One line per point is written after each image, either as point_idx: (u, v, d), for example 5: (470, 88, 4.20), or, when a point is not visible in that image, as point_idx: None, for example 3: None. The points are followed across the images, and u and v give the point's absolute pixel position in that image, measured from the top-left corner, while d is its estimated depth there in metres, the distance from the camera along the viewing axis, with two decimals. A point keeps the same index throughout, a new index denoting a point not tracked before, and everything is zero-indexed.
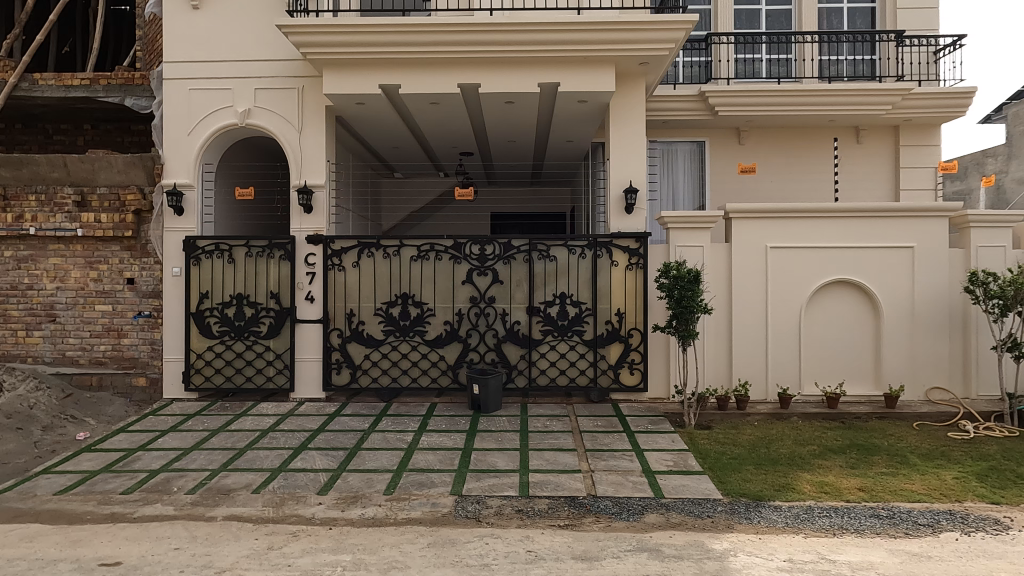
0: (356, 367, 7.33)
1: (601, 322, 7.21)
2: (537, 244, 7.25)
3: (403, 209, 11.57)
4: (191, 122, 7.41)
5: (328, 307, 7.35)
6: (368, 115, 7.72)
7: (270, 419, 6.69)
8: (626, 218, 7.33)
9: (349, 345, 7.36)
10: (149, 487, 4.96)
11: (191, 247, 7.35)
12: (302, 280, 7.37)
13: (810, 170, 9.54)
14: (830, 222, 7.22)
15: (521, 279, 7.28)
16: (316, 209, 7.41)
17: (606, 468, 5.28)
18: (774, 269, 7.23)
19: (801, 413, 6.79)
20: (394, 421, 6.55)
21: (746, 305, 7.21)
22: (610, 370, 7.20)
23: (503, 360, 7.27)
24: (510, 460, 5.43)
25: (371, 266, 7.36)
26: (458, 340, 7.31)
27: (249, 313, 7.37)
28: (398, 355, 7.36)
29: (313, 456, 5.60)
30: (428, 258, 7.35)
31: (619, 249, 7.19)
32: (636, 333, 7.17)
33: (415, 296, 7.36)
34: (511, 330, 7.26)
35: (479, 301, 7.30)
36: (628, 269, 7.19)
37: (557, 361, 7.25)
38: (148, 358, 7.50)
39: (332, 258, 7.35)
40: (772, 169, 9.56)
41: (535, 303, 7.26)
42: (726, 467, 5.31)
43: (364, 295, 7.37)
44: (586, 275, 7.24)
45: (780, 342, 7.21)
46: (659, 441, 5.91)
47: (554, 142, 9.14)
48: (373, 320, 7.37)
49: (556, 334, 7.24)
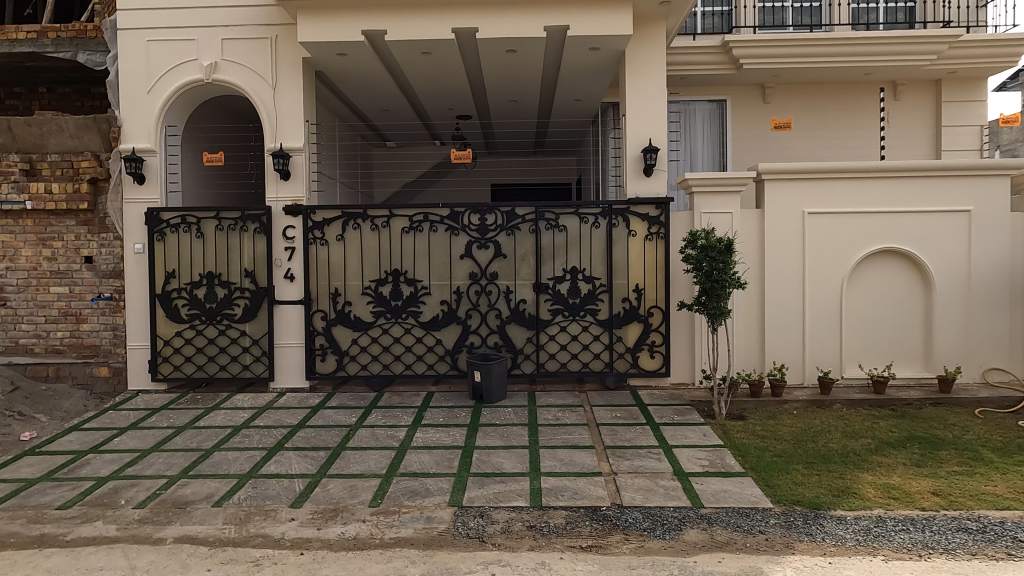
0: (343, 354, 6.54)
1: (617, 300, 6.41)
2: (544, 213, 6.42)
3: (397, 181, 10.71)
4: (151, 79, 6.53)
5: (310, 286, 6.55)
6: (352, 69, 6.83)
7: (245, 413, 5.92)
8: (645, 181, 6.46)
9: (335, 328, 6.56)
10: (93, 500, 4.20)
11: (154, 220, 6.51)
12: (280, 256, 6.54)
13: (842, 132, 8.66)
14: (877, 184, 6.36)
15: (526, 253, 6.46)
16: (293, 176, 6.55)
17: (631, 470, 4.50)
18: (813, 238, 6.39)
19: (844, 399, 6.01)
20: (385, 415, 5.78)
21: (781, 278, 6.40)
22: (628, 354, 6.43)
23: (507, 344, 6.47)
24: (518, 462, 4.66)
25: (358, 239, 6.54)
26: (456, 322, 6.51)
27: (221, 294, 6.57)
28: (389, 339, 6.57)
29: (290, 459, 4.83)
30: (421, 230, 6.51)
31: (636, 217, 6.37)
32: (657, 312, 6.38)
33: (408, 274, 6.55)
34: (516, 311, 6.45)
35: (480, 278, 6.48)
36: (647, 239, 6.38)
37: (568, 345, 6.46)
38: (111, 345, 6.71)
39: (313, 231, 6.52)
40: (800, 130, 8.68)
41: (543, 280, 6.44)
42: (771, 468, 4.53)
43: (351, 273, 6.56)
44: (600, 246, 6.42)
45: (819, 320, 6.41)
46: (690, 435, 5.13)
47: (560, 100, 8.25)
48: (361, 300, 6.56)
49: (568, 314, 6.43)
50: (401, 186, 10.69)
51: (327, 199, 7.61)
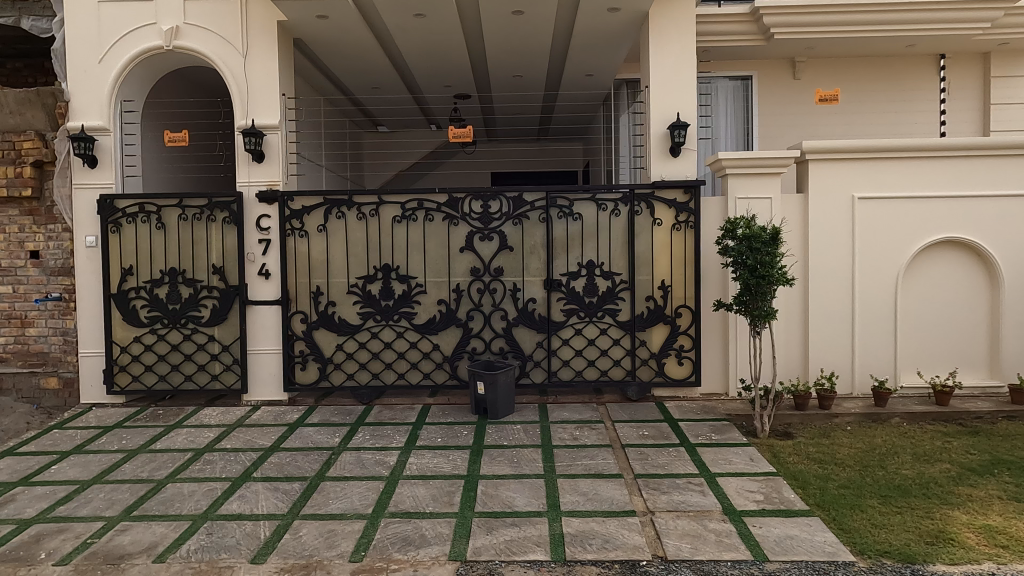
0: (326, 361, 5.72)
1: (639, 299, 5.61)
2: (556, 199, 5.59)
3: (389, 168, 9.91)
4: (104, 46, 5.65)
5: (288, 284, 5.72)
6: (335, 36, 5.99)
7: (211, 433, 5.09)
8: (672, 162, 5.64)
9: (317, 332, 5.73)
10: (5, 554, 3.37)
11: (107, 208, 5.66)
12: (254, 249, 5.71)
13: (880, 111, 7.84)
14: (940, 163, 5.53)
15: (536, 245, 5.64)
16: (267, 158, 5.71)
17: (670, 509, 3.69)
18: (864, 227, 5.58)
19: (904, 412, 5.21)
20: (373, 434, 4.96)
21: (826, 273, 5.59)
22: (652, 360, 5.63)
23: (514, 349, 5.65)
24: (532, 497, 3.85)
25: (342, 230, 5.70)
26: (456, 324, 5.68)
27: (186, 293, 5.72)
28: (379, 345, 5.74)
29: (257, 493, 4.01)
30: (415, 219, 5.67)
31: (662, 204, 5.56)
32: (685, 313, 5.58)
33: (400, 269, 5.72)
34: (524, 312, 5.62)
35: (483, 274, 5.65)
36: (674, 229, 5.57)
37: (584, 350, 5.65)
38: (61, 353, 5.87)
39: (290, 221, 5.68)
40: (834, 110, 7.85)
41: (555, 276, 5.62)
42: (842, 505, 3.72)
43: (334, 268, 5.72)
44: (620, 237, 5.60)
45: (872, 321, 5.60)
46: (734, 460, 4.33)
47: (569, 73, 7.42)
48: (347, 300, 5.73)
49: (583, 314, 5.61)
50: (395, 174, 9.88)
51: (309, 185, 6.80)
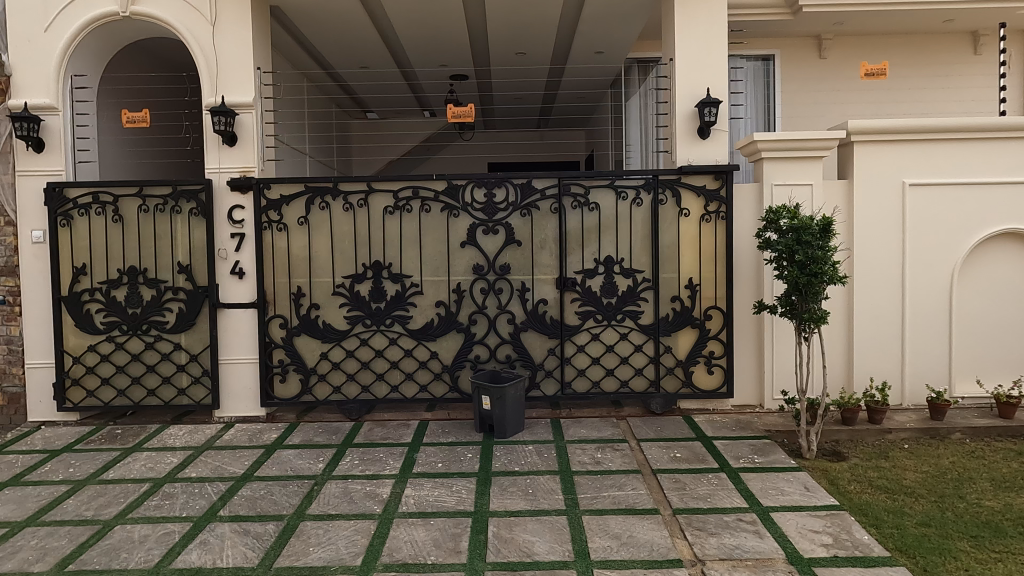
0: (309, 372, 5.04)
1: (664, 299, 4.97)
2: (569, 186, 4.93)
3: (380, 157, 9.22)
4: (49, 12, 4.91)
5: (265, 285, 5.02)
6: (317, 4, 5.29)
7: (175, 457, 4.40)
8: (701, 145, 4.98)
9: (298, 339, 5.05)
10: None
11: (56, 198, 4.93)
12: (225, 245, 5.00)
13: (912, 93, 7.22)
14: (1002, 145, 4.90)
15: (547, 239, 4.98)
16: (241, 141, 5.00)
17: (723, 557, 3.05)
18: (917, 219, 4.95)
19: (966, 427, 4.60)
20: (364, 458, 4.29)
21: (873, 269, 4.96)
22: (678, 369, 4.99)
23: (523, 357, 4.99)
24: (555, 541, 3.20)
25: (327, 223, 5.01)
26: (456, 329, 5.01)
27: (148, 295, 5.00)
28: (370, 353, 5.06)
29: (223, 538, 3.32)
30: (409, 210, 4.99)
31: (689, 192, 4.92)
32: (715, 315, 4.96)
33: (392, 267, 5.03)
34: (534, 314, 4.96)
35: (487, 272, 4.98)
36: (704, 220, 4.93)
37: (602, 358, 5.01)
38: (5, 364, 5.15)
39: (267, 212, 4.98)
40: (863, 91, 7.21)
41: (569, 274, 4.97)
42: (929, 549, 3.09)
43: (318, 266, 5.04)
44: (642, 230, 4.96)
45: (926, 324, 4.98)
46: (787, 490, 3.69)
47: (577, 51, 6.73)
48: (332, 302, 5.04)
49: (601, 317, 4.96)
50: (385, 164, 9.19)
51: (289, 173, 6.11)
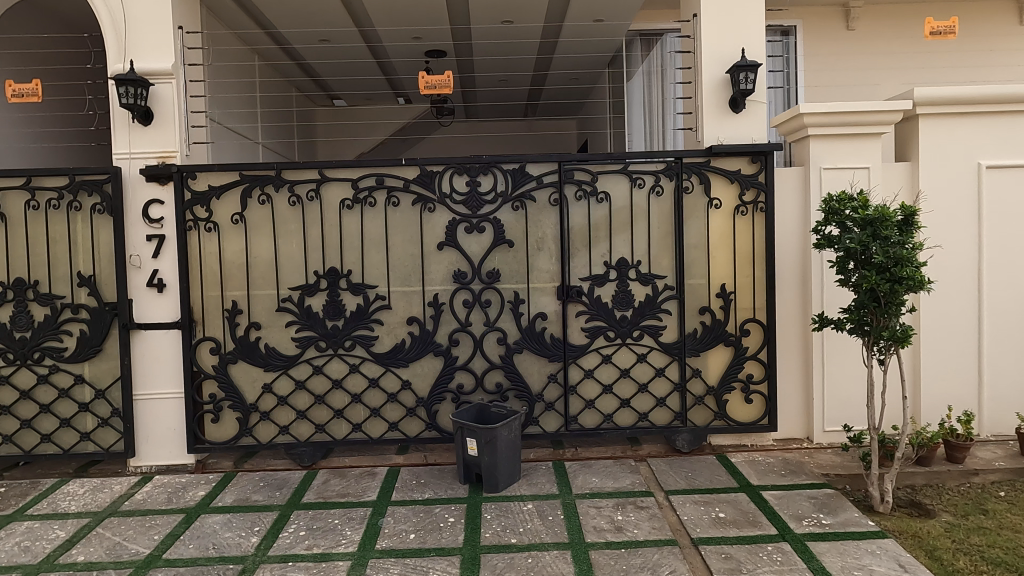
0: (249, 410, 4.02)
1: (690, 312, 4.03)
2: (572, 172, 3.95)
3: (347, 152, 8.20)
4: None
5: (191, 301, 3.99)
6: None
7: (64, 529, 3.34)
8: (733, 120, 4.04)
9: (236, 368, 4.03)
10: None
11: None
12: (140, 250, 3.96)
13: (970, 63, 6.12)
14: None
15: (544, 238, 4.01)
16: (158, 119, 3.96)
17: None
18: (997, 210, 4.05)
19: None
20: (313, 528, 3.27)
21: (946, 272, 4.04)
22: (708, 398, 4.05)
23: (517, 385, 4.01)
24: None
25: (270, 222, 4.00)
26: (433, 352, 4.01)
27: (41, 315, 3.94)
28: (326, 383, 4.05)
29: None
30: (372, 204, 3.98)
31: (721, 178, 3.98)
32: (753, 330, 4.03)
33: (352, 275, 4.02)
34: (530, 333, 3.98)
35: (471, 281, 3.99)
36: (738, 213, 4.00)
37: (615, 386, 4.05)
38: None
39: (191, 208, 3.95)
40: (914, 57, 6.08)
41: (572, 281, 4.00)
42: None
43: (258, 276, 4.02)
44: (662, 225, 4.01)
45: (1010, 338, 4.08)
46: (879, 572, 2.73)
47: (573, 19, 5.72)
48: (277, 321, 4.02)
49: (614, 335, 4.00)
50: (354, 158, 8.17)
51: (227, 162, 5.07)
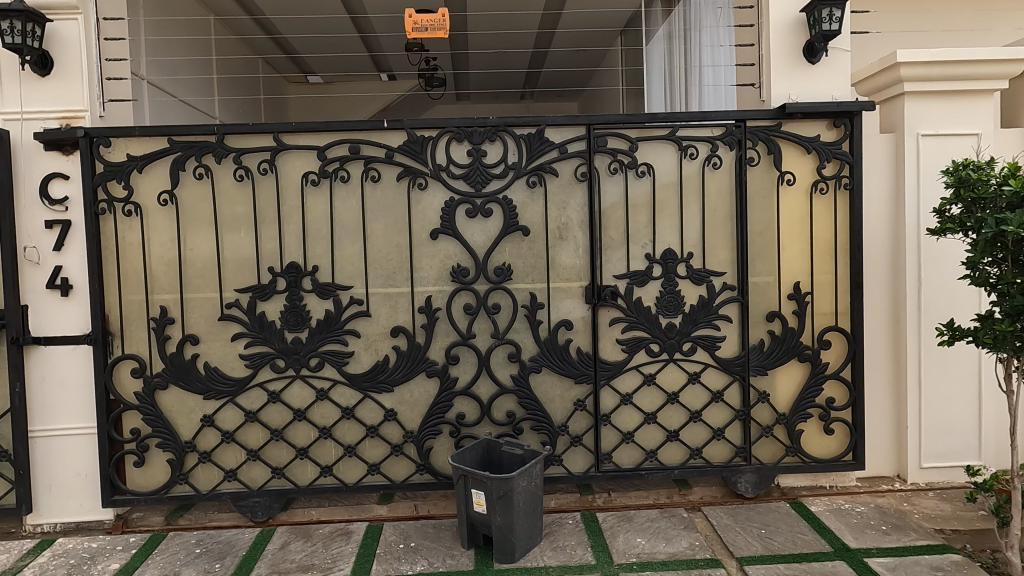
0: (185, 450, 3.08)
1: (754, 319, 3.15)
2: (604, 138, 3.04)
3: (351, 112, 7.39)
4: None
5: (107, 307, 3.04)
6: None
7: None
8: (809, 73, 3.15)
9: (168, 394, 3.08)
10: None
11: None
12: (38, 241, 3.00)
13: None
14: None
15: (569, 224, 3.11)
16: (61, 68, 2.99)
17: None
18: None
19: None
20: None
21: None
22: (777, 428, 3.18)
23: (535, 415, 3.10)
24: None
25: (210, 202, 3.05)
26: (426, 373, 3.09)
27: None
28: (286, 413, 3.12)
29: None
30: (344, 180, 3.05)
31: (794, 145, 3.11)
32: (834, 340, 3.16)
33: (319, 273, 3.08)
34: (551, 347, 3.08)
35: (475, 280, 3.07)
36: (816, 191, 3.12)
37: (660, 414, 3.16)
38: None
39: (104, 185, 2.98)
40: None
41: (606, 280, 3.10)
42: None
43: (195, 275, 3.07)
44: (721, 205, 3.12)
45: None
46: None
47: None
48: (221, 333, 3.08)
49: (658, 349, 3.11)
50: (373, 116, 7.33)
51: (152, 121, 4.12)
